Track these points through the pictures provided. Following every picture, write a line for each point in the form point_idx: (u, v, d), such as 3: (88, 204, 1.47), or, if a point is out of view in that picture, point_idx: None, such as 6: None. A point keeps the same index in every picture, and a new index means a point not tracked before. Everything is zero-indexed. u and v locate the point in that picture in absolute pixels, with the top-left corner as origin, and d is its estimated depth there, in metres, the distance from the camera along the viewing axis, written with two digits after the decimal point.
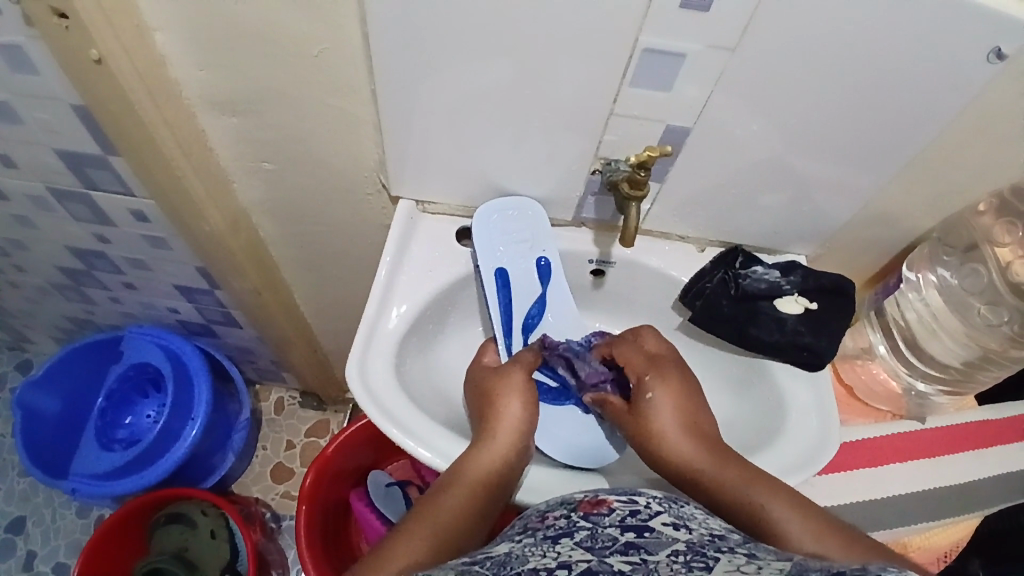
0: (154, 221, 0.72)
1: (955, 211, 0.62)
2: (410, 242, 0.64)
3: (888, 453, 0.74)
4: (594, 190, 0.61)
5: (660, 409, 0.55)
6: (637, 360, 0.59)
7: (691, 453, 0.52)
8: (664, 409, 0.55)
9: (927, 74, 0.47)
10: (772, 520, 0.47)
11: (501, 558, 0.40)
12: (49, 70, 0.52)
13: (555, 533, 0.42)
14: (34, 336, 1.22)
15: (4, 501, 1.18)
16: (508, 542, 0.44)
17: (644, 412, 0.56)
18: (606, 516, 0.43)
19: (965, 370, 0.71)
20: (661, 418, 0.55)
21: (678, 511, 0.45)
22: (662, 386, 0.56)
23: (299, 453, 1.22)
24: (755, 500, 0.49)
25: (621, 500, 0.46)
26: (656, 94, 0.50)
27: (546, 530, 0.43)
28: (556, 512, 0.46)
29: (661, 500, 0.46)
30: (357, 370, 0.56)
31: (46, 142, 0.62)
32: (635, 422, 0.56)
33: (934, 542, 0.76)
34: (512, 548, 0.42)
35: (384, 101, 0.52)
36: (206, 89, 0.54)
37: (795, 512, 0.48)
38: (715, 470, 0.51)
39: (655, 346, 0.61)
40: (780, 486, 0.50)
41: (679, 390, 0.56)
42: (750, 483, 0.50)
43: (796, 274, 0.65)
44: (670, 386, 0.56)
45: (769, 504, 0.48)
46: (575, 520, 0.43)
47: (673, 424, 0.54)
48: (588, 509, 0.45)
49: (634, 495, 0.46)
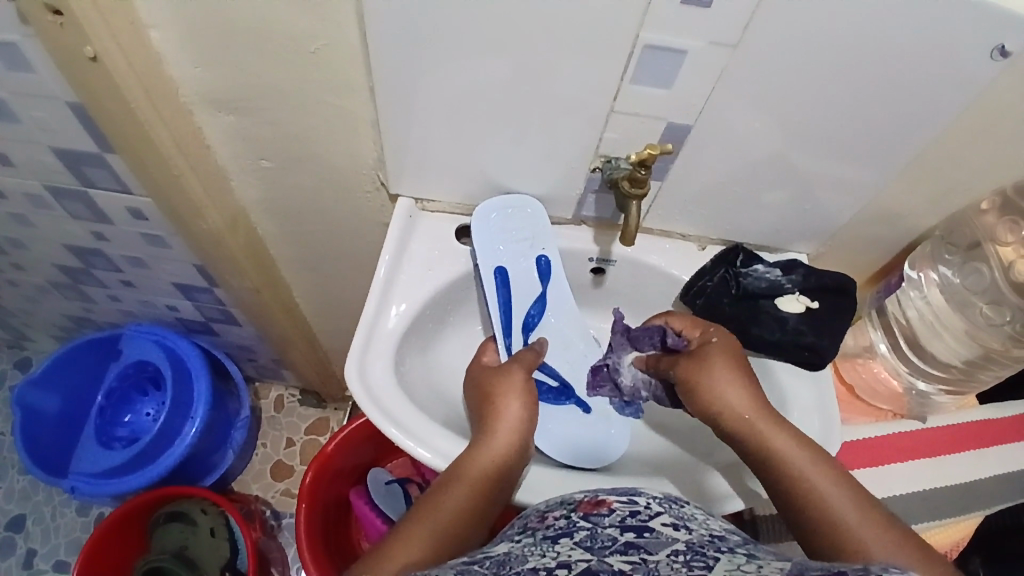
0: (152, 219, 0.71)
1: (958, 209, 0.62)
2: (409, 241, 0.64)
3: (889, 452, 0.74)
4: (594, 188, 0.61)
5: (718, 362, 0.55)
6: (694, 323, 0.60)
7: (770, 431, 0.52)
8: (728, 370, 0.55)
9: (930, 71, 0.47)
10: (832, 512, 0.48)
11: (500, 558, 0.40)
12: (46, 69, 0.52)
13: (554, 533, 0.42)
14: (33, 334, 1.21)
15: (4, 499, 1.18)
16: (507, 542, 0.43)
17: (706, 368, 0.55)
18: (605, 517, 0.43)
19: (966, 369, 0.70)
20: (732, 386, 0.54)
21: (678, 512, 0.45)
22: (723, 339, 0.57)
23: (299, 451, 1.22)
24: (820, 488, 0.49)
25: (621, 501, 0.45)
26: (657, 91, 0.49)
27: (545, 530, 0.43)
28: (556, 512, 0.46)
29: (661, 501, 0.46)
30: (356, 370, 0.56)
31: (43, 141, 0.61)
32: (691, 375, 0.56)
33: (934, 542, 0.74)
34: (512, 548, 0.42)
35: (382, 98, 0.52)
36: (204, 86, 0.53)
37: (856, 508, 0.48)
38: (782, 448, 0.51)
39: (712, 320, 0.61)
40: (843, 475, 0.50)
41: (736, 350, 0.56)
42: (815, 468, 0.50)
43: (797, 272, 0.65)
44: (732, 344, 0.57)
45: (830, 496, 0.48)
46: (575, 520, 0.43)
47: (733, 388, 0.54)
48: (588, 510, 0.44)
49: (633, 496, 0.46)
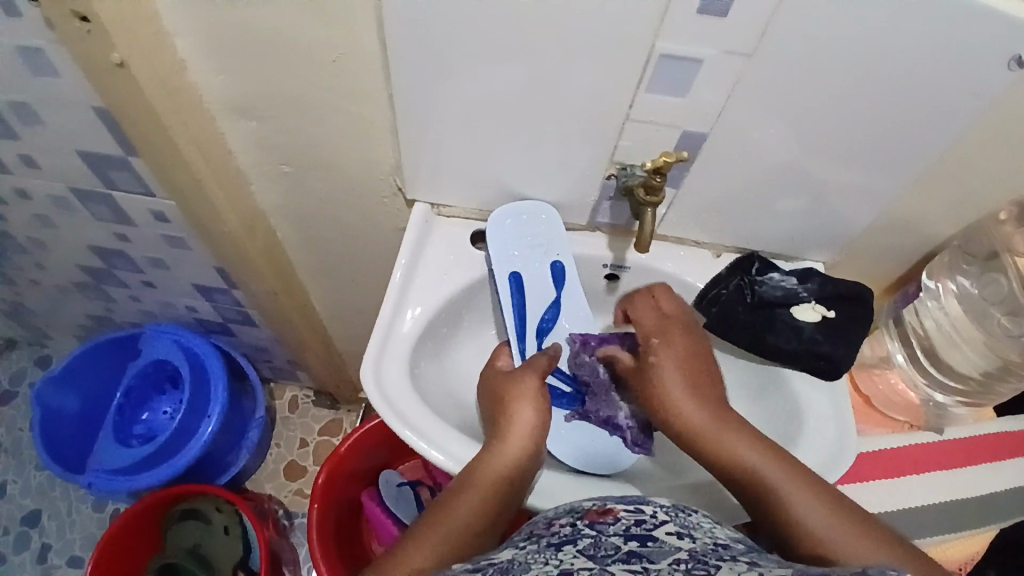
0: (172, 221, 0.73)
1: (976, 220, 0.61)
2: (425, 246, 0.64)
3: (908, 464, 0.73)
4: (609, 195, 0.61)
5: (665, 371, 0.56)
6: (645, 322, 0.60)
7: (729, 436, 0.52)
8: (674, 377, 0.55)
9: (947, 79, 0.47)
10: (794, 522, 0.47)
11: (503, 564, 0.40)
12: (72, 74, 0.53)
13: (558, 541, 0.42)
14: (53, 332, 1.24)
15: (22, 495, 1.20)
16: (512, 547, 0.44)
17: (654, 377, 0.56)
18: (610, 525, 0.43)
19: (983, 381, 0.70)
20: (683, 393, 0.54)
21: (685, 520, 0.45)
22: (657, 352, 0.57)
23: (312, 452, 1.23)
24: (786, 495, 0.48)
25: (627, 509, 0.45)
26: (673, 100, 0.50)
27: (550, 538, 0.43)
28: (562, 520, 0.46)
29: (668, 509, 0.46)
30: (371, 373, 0.57)
31: (66, 143, 0.63)
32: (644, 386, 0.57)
33: (949, 555, 0.74)
34: (515, 554, 0.42)
35: (400, 104, 0.52)
36: (225, 92, 0.54)
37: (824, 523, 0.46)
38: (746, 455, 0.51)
39: (669, 305, 0.61)
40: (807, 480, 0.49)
41: (682, 356, 0.57)
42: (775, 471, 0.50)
43: (813, 281, 0.64)
44: (673, 350, 0.57)
45: (794, 499, 0.48)
46: (580, 528, 0.43)
47: (682, 394, 0.54)
48: (594, 518, 0.44)
49: (640, 504, 0.46)
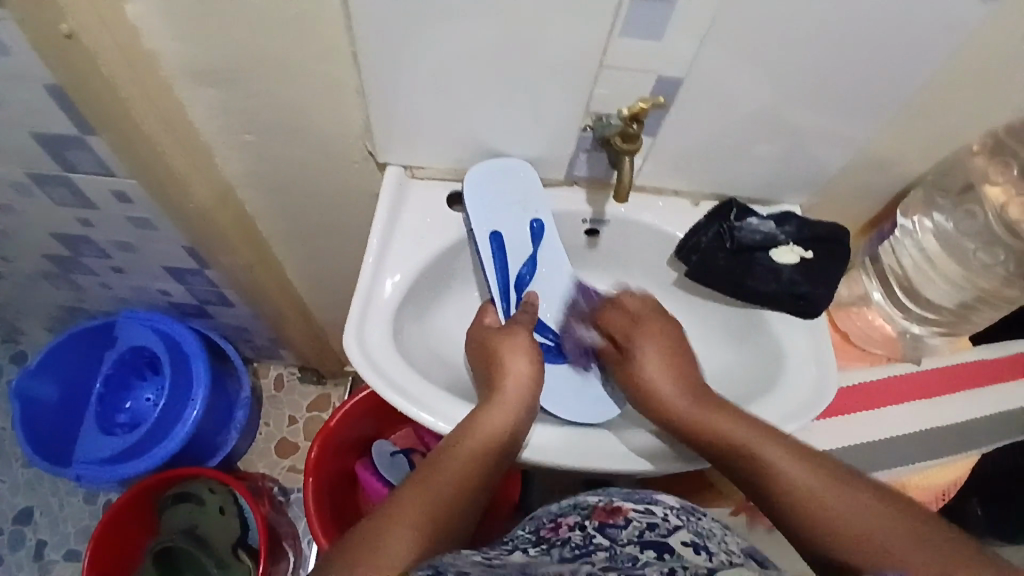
0: (138, 201, 0.70)
1: (949, 153, 0.62)
2: (401, 209, 0.63)
3: (886, 394, 0.74)
4: (586, 146, 0.60)
5: (648, 362, 0.59)
6: (618, 322, 0.63)
7: (727, 426, 0.54)
8: (660, 367, 0.58)
9: (921, 13, 0.46)
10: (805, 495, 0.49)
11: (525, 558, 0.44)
12: (20, 51, 0.50)
13: (576, 543, 0.46)
14: (24, 326, 1.20)
15: (10, 492, 1.18)
16: (528, 548, 0.47)
17: (642, 368, 0.59)
18: (623, 529, 0.47)
19: (958, 311, 0.72)
20: (668, 382, 0.57)
21: (694, 524, 0.50)
22: (642, 345, 0.60)
23: (302, 428, 1.23)
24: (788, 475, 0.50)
25: (637, 510, 0.50)
26: (646, 44, 0.48)
27: (566, 540, 0.47)
28: (570, 519, 0.51)
29: (678, 511, 0.51)
30: (355, 339, 0.56)
31: (22, 126, 0.60)
32: (628, 380, 0.60)
33: (932, 480, 0.78)
34: (534, 551, 0.46)
35: (367, 64, 0.51)
36: (183, 61, 0.52)
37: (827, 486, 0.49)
38: (748, 441, 0.53)
39: (633, 304, 0.63)
40: (806, 454, 0.52)
41: (665, 346, 0.60)
42: (783, 454, 0.52)
43: (791, 224, 0.65)
44: (659, 342, 0.60)
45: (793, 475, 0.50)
46: (593, 533, 0.47)
47: (667, 382, 0.57)
48: (604, 521, 0.49)
49: (650, 506, 0.51)
